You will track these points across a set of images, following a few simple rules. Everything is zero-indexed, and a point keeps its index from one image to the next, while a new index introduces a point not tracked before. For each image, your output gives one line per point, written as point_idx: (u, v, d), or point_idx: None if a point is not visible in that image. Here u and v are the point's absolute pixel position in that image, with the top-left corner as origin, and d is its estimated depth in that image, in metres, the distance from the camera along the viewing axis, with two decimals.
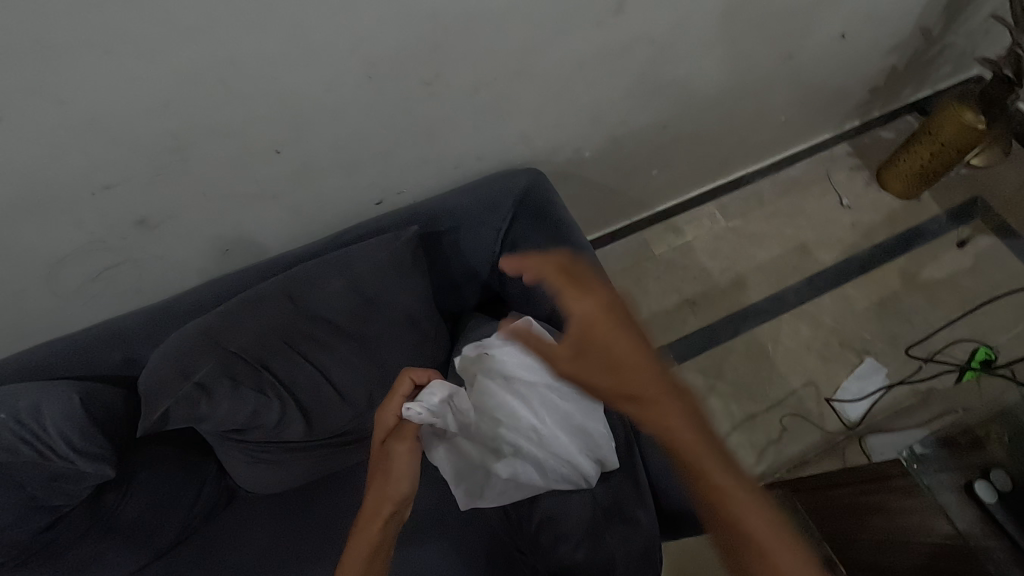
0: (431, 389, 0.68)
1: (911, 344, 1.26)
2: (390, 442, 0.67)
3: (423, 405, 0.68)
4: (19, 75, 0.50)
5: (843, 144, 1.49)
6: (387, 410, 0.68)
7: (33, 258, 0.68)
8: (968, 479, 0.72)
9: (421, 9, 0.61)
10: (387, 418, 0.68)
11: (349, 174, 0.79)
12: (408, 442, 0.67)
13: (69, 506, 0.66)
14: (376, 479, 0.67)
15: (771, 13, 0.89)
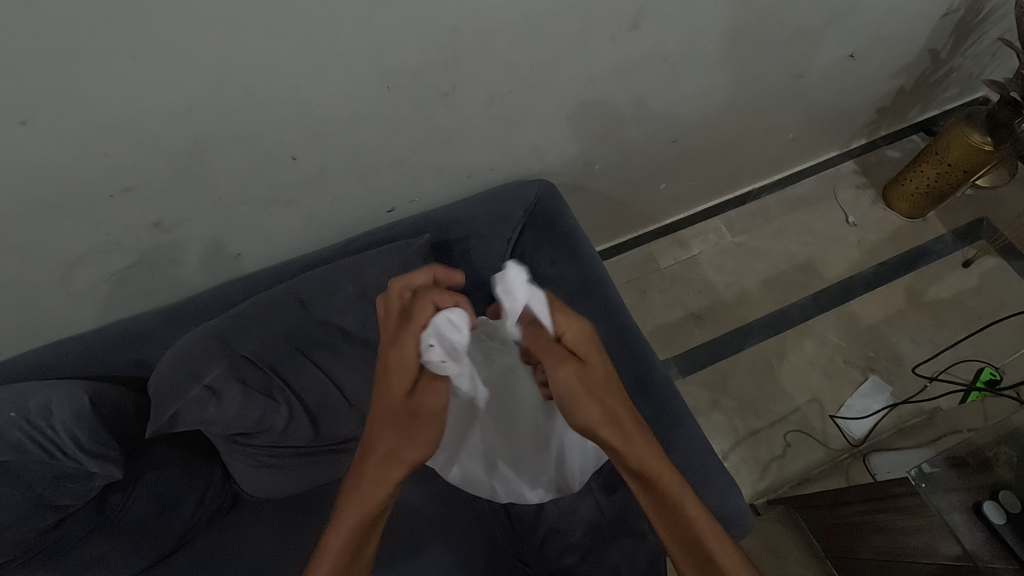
0: (456, 316, 0.58)
1: (916, 362, 1.26)
2: (422, 386, 0.57)
3: (444, 341, 0.58)
4: (47, 80, 0.51)
5: (850, 163, 1.51)
6: (408, 342, 0.56)
7: (47, 257, 0.69)
8: (976, 500, 0.71)
9: (441, 22, 0.62)
10: (413, 354, 0.56)
11: (364, 182, 0.80)
12: (439, 390, 0.58)
13: (75, 504, 0.65)
14: (395, 428, 0.56)
15: (782, 33, 0.90)
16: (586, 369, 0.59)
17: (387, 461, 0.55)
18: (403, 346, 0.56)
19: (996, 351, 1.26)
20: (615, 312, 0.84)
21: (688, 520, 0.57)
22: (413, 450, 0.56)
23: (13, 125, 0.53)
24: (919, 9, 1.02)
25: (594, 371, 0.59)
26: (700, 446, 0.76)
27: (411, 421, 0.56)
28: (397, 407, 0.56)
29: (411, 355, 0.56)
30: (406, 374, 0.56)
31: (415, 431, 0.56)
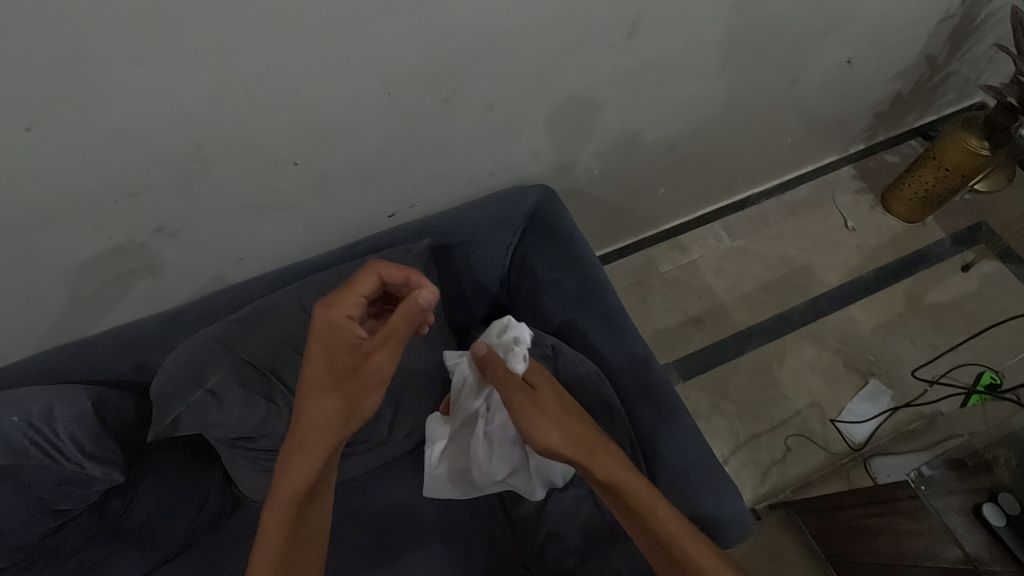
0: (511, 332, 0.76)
1: (916, 366, 1.27)
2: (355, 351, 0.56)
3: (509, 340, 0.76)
4: (54, 86, 0.52)
5: (848, 167, 1.51)
6: (343, 309, 0.57)
7: (50, 262, 0.69)
8: (975, 502, 0.71)
9: (443, 29, 0.63)
10: (347, 324, 0.57)
11: (365, 188, 0.81)
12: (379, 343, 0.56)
13: (76, 508, 0.66)
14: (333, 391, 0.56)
15: (778, 39, 0.91)
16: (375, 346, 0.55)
17: (319, 430, 0.55)
18: (343, 315, 0.57)
19: (996, 355, 1.26)
20: (615, 316, 0.84)
21: (670, 534, 0.57)
22: (337, 413, 0.56)
23: (17, 131, 0.54)
24: (915, 15, 1.02)
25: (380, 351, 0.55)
26: (700, 448, 0.77)
27: (342, 387, 0.55)
28: (329, 372, 0.55)
29: (341, 320, 0.56)
30: (342, 338, 0.56)
31: (347, 393, 0.55)
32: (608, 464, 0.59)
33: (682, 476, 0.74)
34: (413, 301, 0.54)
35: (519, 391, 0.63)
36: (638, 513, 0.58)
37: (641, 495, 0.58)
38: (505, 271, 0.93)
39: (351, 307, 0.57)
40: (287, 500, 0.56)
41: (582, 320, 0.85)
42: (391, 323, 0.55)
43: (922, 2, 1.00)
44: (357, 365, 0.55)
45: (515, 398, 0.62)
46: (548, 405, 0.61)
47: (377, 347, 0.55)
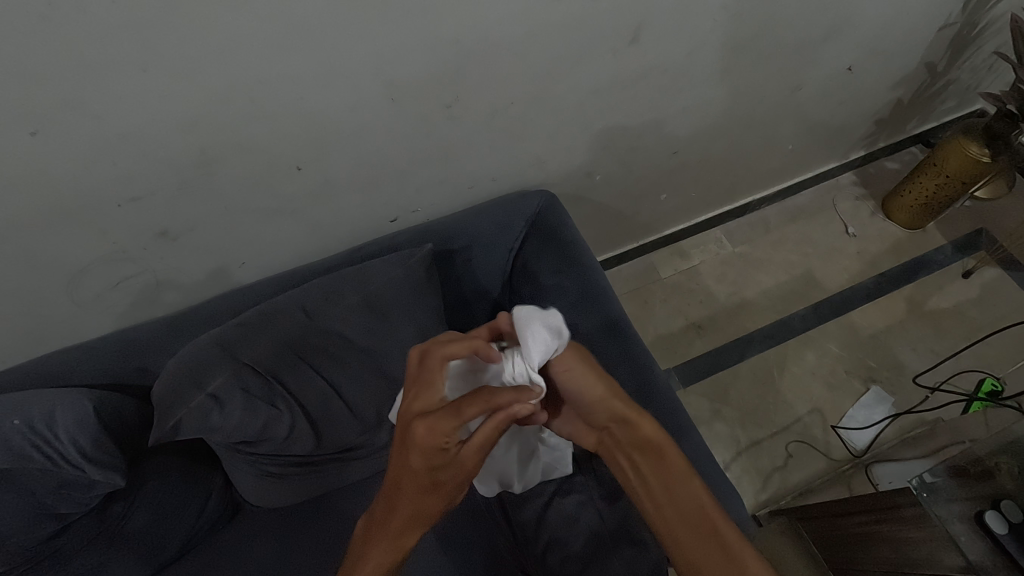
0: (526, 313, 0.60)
1: (917, 372, 1.27)
2: (454, 459, 0.53)
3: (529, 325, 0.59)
4: (60, 93, 0.52)
5: (849, 174, 1.52)
6: (449, 432, 0.51)
7: (53, 265, 0.69)
8: (977, 510, 0.71)
9: (446, 35, 0.63)
10: (444, 444, 0.51)
11: (369, 193, 0.81)
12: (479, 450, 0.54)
13: (77, 512, 0.65)
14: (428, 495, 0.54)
15: (780, 47, 0.92)
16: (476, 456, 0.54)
17: (414, 521, 0.56)
18: (443, 437, 0.51)
19: (997, 362, 1.26)
20: (616, 321, 0.85)
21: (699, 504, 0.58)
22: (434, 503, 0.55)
23: (22, 135, 0.54)
24: (916, 22, 1.03)
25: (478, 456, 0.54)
26: (702, 454, 0.77)
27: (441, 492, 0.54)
28: (426, 480, 0.53)
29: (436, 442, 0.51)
30: (433, 451, 0.51)
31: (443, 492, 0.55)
32: (648, 428, 0.62)
33: None
34: (513, 413, 0.53)
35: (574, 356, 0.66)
36: (669, 475, 0.60)
37: (675, 462, 0.60)
38: (506, 275, 0.91)
39: (450, 432, 0.51)
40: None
41: (584, 325, 0.85)
42: (488, 435, 0.53)
43: (922, 10, 1.01)
44: (452, 473, 0.54)
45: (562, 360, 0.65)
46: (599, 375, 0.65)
47: (476, 457, 0.53)
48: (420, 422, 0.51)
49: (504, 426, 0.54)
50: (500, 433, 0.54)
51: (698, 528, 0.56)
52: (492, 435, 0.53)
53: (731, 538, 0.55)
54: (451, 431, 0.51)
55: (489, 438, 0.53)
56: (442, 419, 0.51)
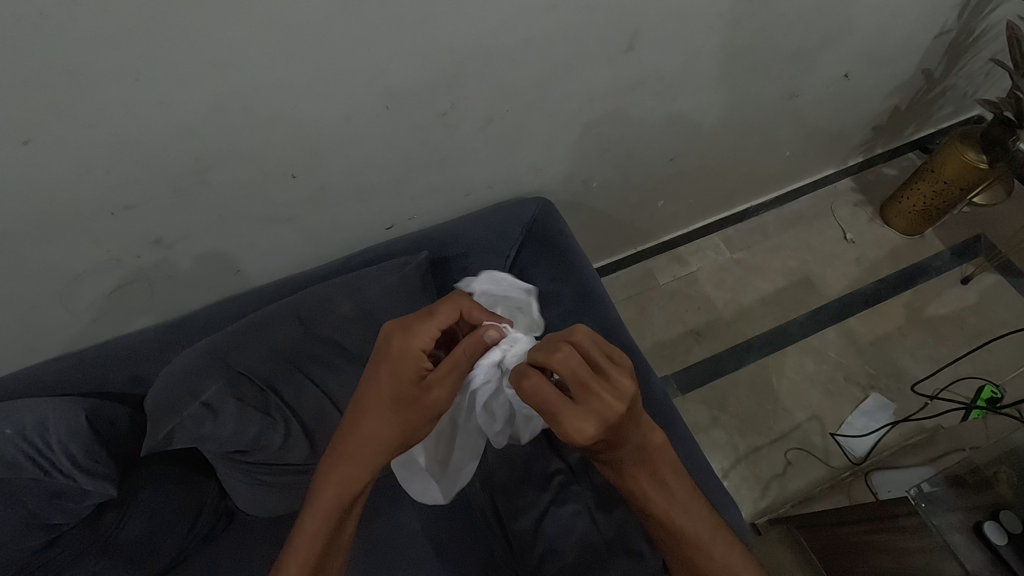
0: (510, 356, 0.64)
1: (916, 380, 1.26)
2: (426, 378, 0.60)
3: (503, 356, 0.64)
4: (52, 101, 0.52)
5: (847, 180, 1.52)
6: (420, 335, 0.58)
7: (45, 274, 0.69)
8: (976, 520, 0.70)
9: (440, 44, 0.63)
10: (415, 346, 0.58)
11: (365, 201, 0.81)
12: (447, 375, 0.61)
13: (69, 522, 0.65)
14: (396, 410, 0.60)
15: (776, 54, 0.92)
16: (438, 380, 0.60)
17: (374, 443, 0.60)
18: (411, 341, 0.58)
19: (996, 369, 1.26)
20: (614, 327, 0.84)
21: (708, 516, 0.61)
22: (396, 436, 0.61)
23: (16, 144, 0.54)
24: (912, 29, 1.03)
25: (440, 385, 0.61)
26: (699, 463, 0.76)
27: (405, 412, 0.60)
28: (402, 393, 0.59)
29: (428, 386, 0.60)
30: (411, 368, 0.58)
31: (411, 425, 0.61)
32: (659, 445, 0.61)
33: None
34: (480, 338, 0.61)
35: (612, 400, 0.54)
36: (672, 494, 0.61)
37: (683, 481, 0.62)
38: None
39: (426, 336, 0.58)
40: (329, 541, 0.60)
41: None
42: (456, 356, 0.61)
43: (919, 16, 1.01)
44: (418, 395, 0.59)
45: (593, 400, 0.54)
46: (627, 416, 0.56)
47: (440, 379, 0.60)
48: (401, 323, 0.58)
49: (470, 356, 0.62)
50: (466, 365, 0.62)
51: (698, 552, 0.60)
52: (459, 364, 0.61)
53: (726, 542, 0.61)
54: (419, 337, 0.58)
55: (454, 363, 0.61)
56: (416, 329, 0.58)
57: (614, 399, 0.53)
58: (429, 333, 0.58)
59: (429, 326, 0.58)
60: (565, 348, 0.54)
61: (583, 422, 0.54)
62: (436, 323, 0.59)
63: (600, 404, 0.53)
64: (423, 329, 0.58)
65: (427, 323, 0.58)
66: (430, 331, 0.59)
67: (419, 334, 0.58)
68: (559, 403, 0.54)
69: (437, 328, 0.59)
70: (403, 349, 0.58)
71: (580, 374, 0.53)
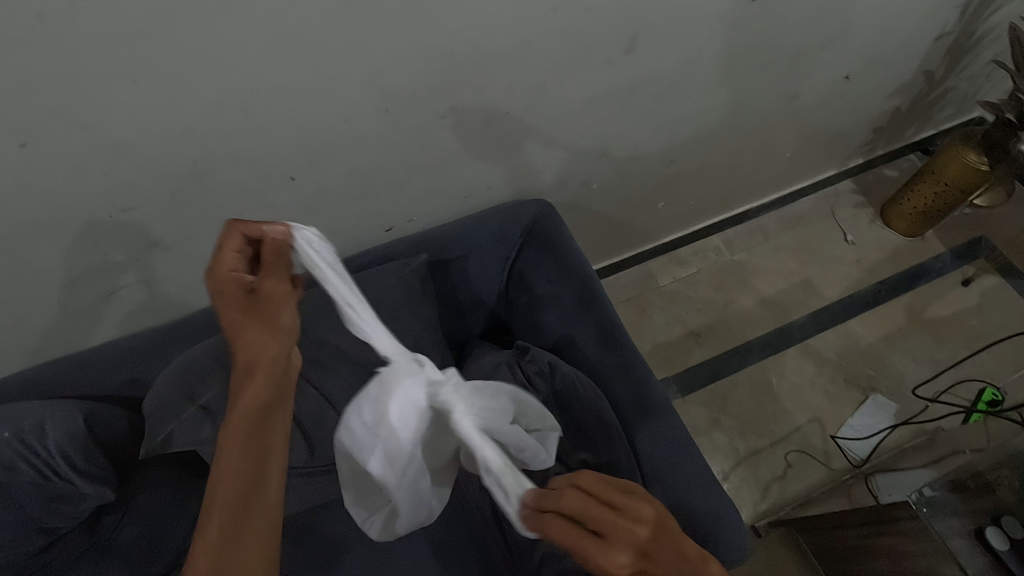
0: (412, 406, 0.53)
1: (916, 383, 1.26)
2: (255, 288, 0.51)
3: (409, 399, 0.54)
4: (49, 104, 0.52)
5: (848, 181, 1.51)
6: (220, 262, 0.51)
7: (42, 276, 0.69)
8: (978, 526, 0.71)
9: (440, 46, 0.63)
10: (222, 270, 0.50)
11: (363, 203, 0.81)
12: (274, 272, 0.52)
13: (68, 526, 0.65)
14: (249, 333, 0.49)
15: (777, 56, 0.92)
16: (269, 284, 0.51)
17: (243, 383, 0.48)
18: (217, 269, 0.51)
19: (996, 371, 1.25)
20: (614, 329, 0.84)
21: None
22: (272, 364, 0.49)
23: (13, 147, 0.54)
24: (913, 31, 1.03)
25: (267, 284, 0.51)
26: (699, 468, 0.76)
27: (253, 325, 0.49)
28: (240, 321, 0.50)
29: (265, 298, 0.50)
30: (233, 290, 0.50)
31: (276, 338, 0.50)
32: None
33: (678, 496, 0.73)
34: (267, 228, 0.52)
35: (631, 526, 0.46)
36: None
37: None
38: (501, 286, 0.92)
39: (225, 254, 0.51)
40: (256, 518, 0.45)
41: (580, 336, 0.85)
42: (266, 255, 0.52)
43: (920, 17, 1.00)
44: (255, 306, 0.50)
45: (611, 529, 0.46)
46: (666, 548, 0.47)
47: (265, 278, 0.51)
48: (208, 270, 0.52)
49: (278, 249, 0.52)
50: (284, 261, 0.52)
51: None
52: (276, 262, 0.52)
53: None
54: (221, 265, 0.51)
55: (269, 262, 0.52)
56: (217, 265, 0.51)
57: (637, 522, 0.46)
58: (230, 262, 0.51)
59: (224, 250, 0.51)
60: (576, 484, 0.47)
61: (614, 554, 0.45)
62: (235, 249, 0.52)
63: (624, 530, 0.46)
64: (224, 267, 0.51)
65: (223, 252, 0.51)
66: (231, 258, 0.51)
67: (220, 264, 0.51)
68: (580, 543, 0.45)
69: (232, 241, 0.51)
70: (218, 284, 0.50)
71: (597, 512, 0.46)
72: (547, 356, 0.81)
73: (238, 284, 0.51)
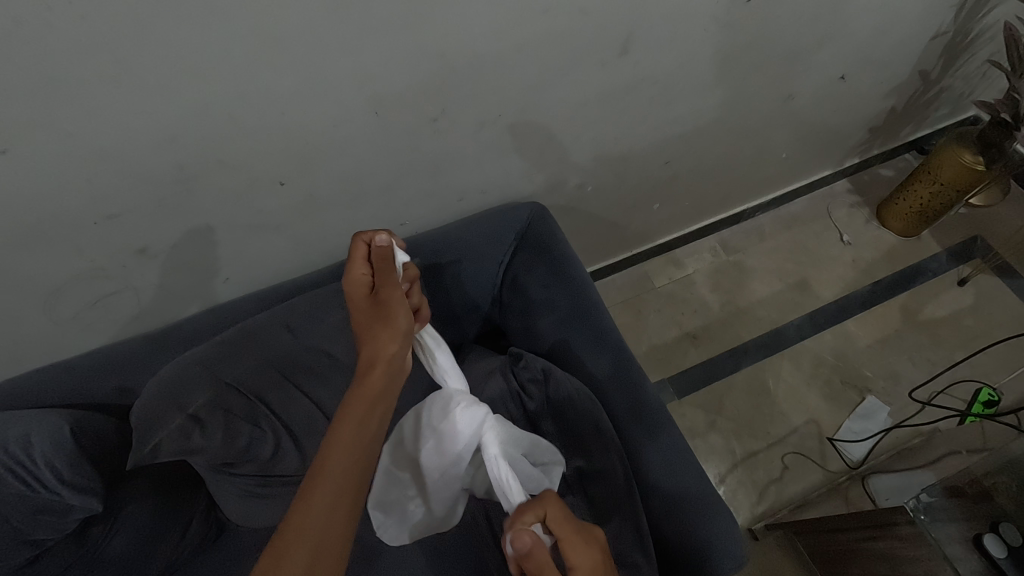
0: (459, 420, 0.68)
1: (913, 385, 1.25)
2: (377, 288, 0.62)
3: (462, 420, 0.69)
4: (29, 110, 0.50)
5: (844, 181, 1.51)
6: (352, 273, 0.63)
7: (28, 284, 0.67)
8: (977, 532, 0.70)
9: (430, 49, 0.62)
10: (353, 278, 0.63)
11: (355, 208, 0.80)
12: (392, 279, 0.62)
13: (54, 538, 0.64)
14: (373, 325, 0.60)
15: (772, 57, 0.91)
16: (387, 289, 0.62)
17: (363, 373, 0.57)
18: (351, 277, 0.63)
19: (992, 372, 1.25)
20: (608, 335, 0.83)
21: None
22: (386, 351, 0.59)
23: None
24: (909, 31, 1.03)
25: (388, 287, 0.61)
26: (695, 474, 0.75)
27: (379, 319, 0.60)
28: (370, 312, 0.61)
29: (387, 299, 0.61)
30: (359, 291, 0.62)
31: (391, 332, 0.59)
32: None
33: (676, 505, 0.73)
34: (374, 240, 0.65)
35: (591, 543, 0.55)
36: None
37: None
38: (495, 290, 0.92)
39: (356, 266, 0.63)
40: (345, 503, 0.51)
41: (575, 341, 0.84)
42: (382, 267, 0.63)
43: (916, 16, 1.00)
44: (376, 305, 0.61)
45: (580, 544, 0.54)
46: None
47: (386, 283, 0.62)
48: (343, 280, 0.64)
49: (390, 265, 0.64)
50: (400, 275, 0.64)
51: None
52: (390, 274, 0.63)
53: None
54: (350, 276, 0.63)
55: (386, 273, 0.63)
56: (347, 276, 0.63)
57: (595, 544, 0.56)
58: (357, 275, 0.63)
59: (354, 261, 0.64)
60: (597, 549, 0.55)
61: (577, 553, 0.54)
62: (356, 268, 0.63)
63: (587, 542, 0.55)
64: (355, 277, 0.63)
65: (353, 272, 0.63)
66: (357, 272, 0.63)
67: (350, 275, 0.63)
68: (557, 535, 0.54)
69: (361, 257, 0.64)
70: (351, 292, 0.63)
71: (569, 526, 0.55)
72: (540, 362, 0.80)
73: (363, 286, 0.63)
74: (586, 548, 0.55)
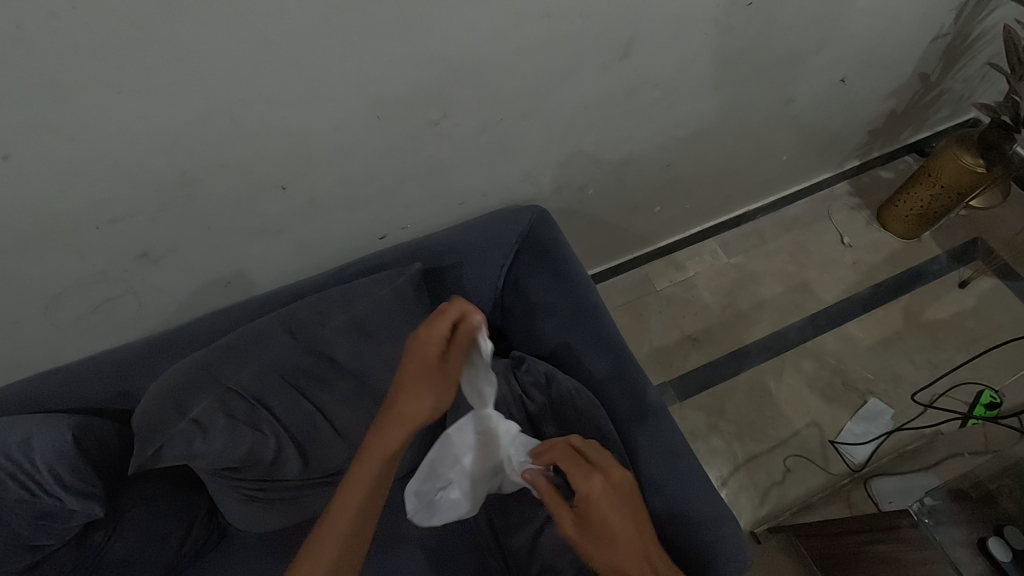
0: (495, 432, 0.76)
1: (915, 387, 1.25)
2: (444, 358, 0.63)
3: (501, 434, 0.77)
4: (30, 115, 0.50)
5: (844, 184, 1.51)
6: (432, 331, 0.62)
7: (29, 289, 0.67)
8: (980, 536, 0.69)
9: (432, 53, 0.62)
10: (430, 337, 0.62)
11: (357, 211, 0.80)
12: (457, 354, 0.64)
13: (55, 543, 0.63)
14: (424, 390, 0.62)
15: (772, 59, 0.91)
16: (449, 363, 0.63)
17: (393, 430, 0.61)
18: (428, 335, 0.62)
19: (994, 374, 1.25)
20: (610, 338, 0.83)
21: None
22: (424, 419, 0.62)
23: None
24: (908, 34, 1.03)
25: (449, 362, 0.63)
26: (698, 476, 0.75)
27: (434, 390, 0.62)
28: (431, 379, 0.62)
29: (446, 372, 0.63)
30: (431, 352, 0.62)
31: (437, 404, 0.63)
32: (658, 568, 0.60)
33: (678, 508, 0.73)
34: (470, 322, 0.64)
35: (591, 472, 0.64)
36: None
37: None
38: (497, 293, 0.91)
39: (438, 330, 0.62)
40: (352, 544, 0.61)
41: (577, 344, 0.84)
42: (459, 341, 0.64)
43: (916, 19, 1.00)
44: (439, 376, 0.62)
45: (579, 474, 0.64)
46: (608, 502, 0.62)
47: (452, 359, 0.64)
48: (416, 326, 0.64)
49: (461, 337, 0.64)
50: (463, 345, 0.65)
51: None
52: (456, 346, 0.64)
53: None
54: (426, 332, 0.62)
55: (454, 345, 0.64)
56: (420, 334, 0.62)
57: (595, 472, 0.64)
58: (433, 336, 0.62)
59: (440, 320, 0.62)
60: (600, 478, 0.63)
61: (578, 478, 0.63)
62: (433, 330, 0.62)
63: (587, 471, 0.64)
64: (430, 337, 0.62)
65: (432, 332, 0.62)
66: (434, 334, 0.62)
67: (427, 333, 0.62)
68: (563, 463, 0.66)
69: (444, 324, 0.63)
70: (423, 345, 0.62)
71: (568, 458, 0.66)
72: (543, 366, 0.82)
73: (437, 348, 0.62)
74: (588, 477, 0.63)
